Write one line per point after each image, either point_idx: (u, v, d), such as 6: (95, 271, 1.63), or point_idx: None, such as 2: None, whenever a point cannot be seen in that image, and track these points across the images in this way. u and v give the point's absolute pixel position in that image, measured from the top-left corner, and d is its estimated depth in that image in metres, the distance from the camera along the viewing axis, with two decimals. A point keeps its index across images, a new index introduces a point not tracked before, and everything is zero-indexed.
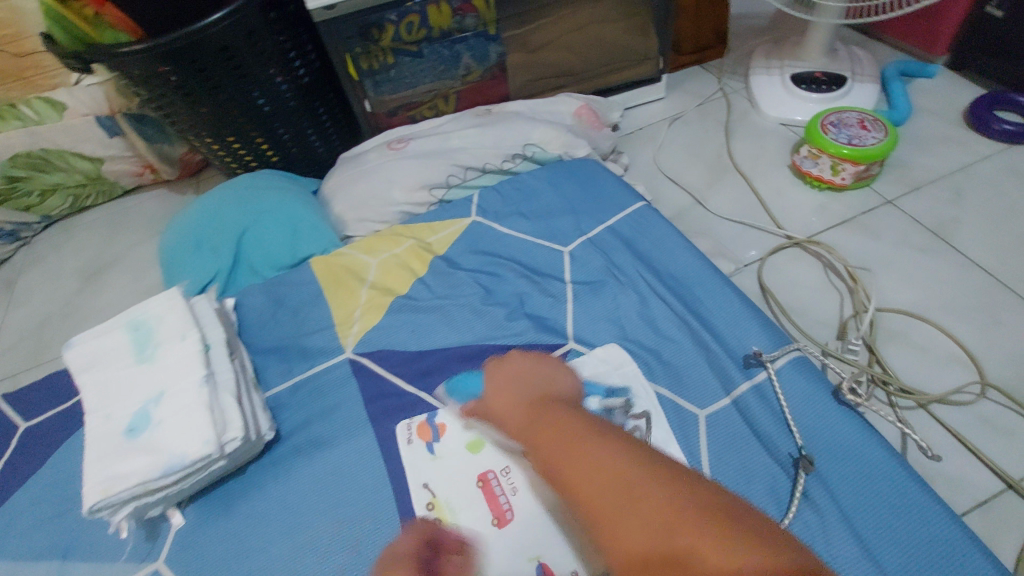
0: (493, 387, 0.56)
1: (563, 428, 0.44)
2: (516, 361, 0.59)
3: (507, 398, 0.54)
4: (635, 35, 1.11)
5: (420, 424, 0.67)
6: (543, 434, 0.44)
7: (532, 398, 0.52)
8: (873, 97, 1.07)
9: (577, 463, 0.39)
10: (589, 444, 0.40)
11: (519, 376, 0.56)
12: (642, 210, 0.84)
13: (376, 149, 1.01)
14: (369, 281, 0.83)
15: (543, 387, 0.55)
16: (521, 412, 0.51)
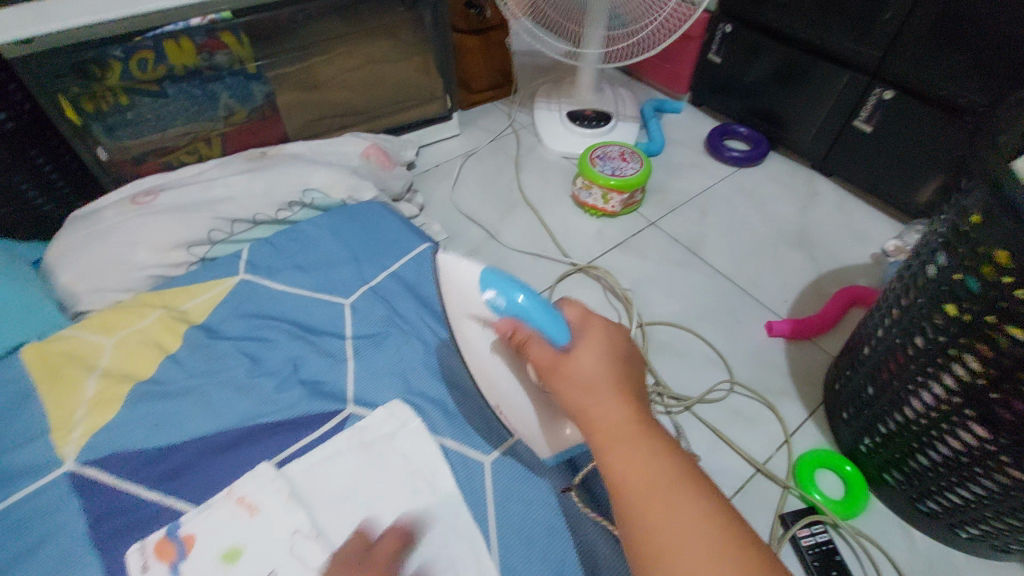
0: (581, 354, 0.45)
1: (663, 456, 0.41)
2: (612, 327, 0.48)
3: (598, 374, 0.44)
4: (419, 75, 1.11)
5: (158, 543, 0.54)
6: (633, 451, 0.41)
7: (625, 387, 0.44)
8: (634, 132, 1.21)
9: (678, 517, 0.38)
10: (688, 500, 0.38)
11: (614, 348, 0.46)
12: (426, 253, 0.82)
13: (116, 204, 0.86)
14: (101, 367, 0.68)
15: (634, 370, 0.47)
16: (584, 397, 0.44)
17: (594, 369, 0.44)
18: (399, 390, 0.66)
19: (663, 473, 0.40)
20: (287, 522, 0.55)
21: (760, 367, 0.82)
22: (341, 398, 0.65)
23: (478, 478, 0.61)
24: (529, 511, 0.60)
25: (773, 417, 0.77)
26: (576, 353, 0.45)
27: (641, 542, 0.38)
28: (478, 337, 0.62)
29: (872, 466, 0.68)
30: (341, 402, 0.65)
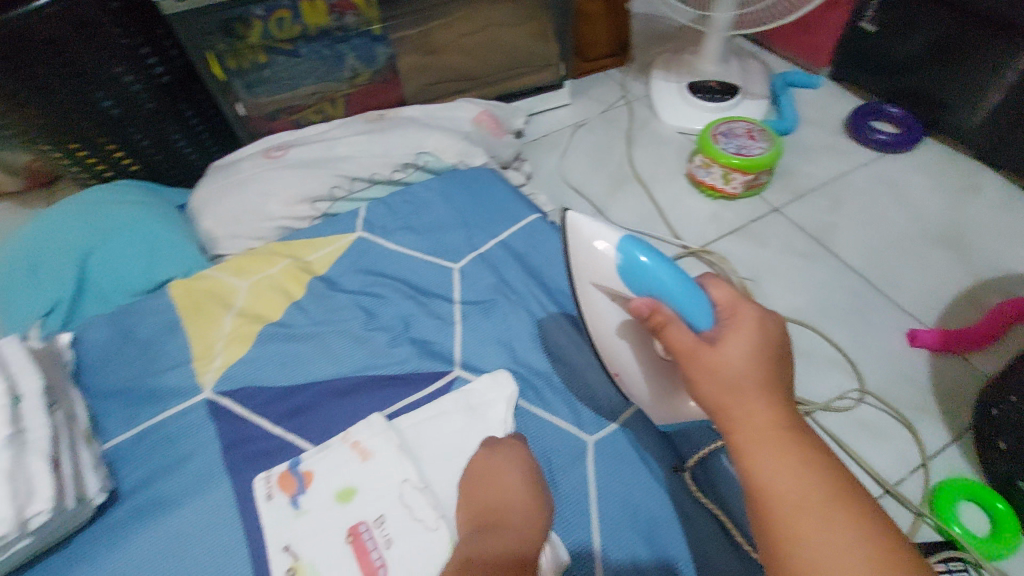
0: (732, 347, 0.42)
1: (813, 467, 0.38)
2: (767, 319, 0.44)
3: (745, 374, 0.41)
4: (535, 40, 1.08)
5: (282, 475, 0.58)
6: (780, 458, 0.39)
7: (777, 388, 0.41)
8: (762, 108, 1.11)
9: (827, 533, 0.36)
10: (838, 519, 0.36)
11: (769, 343, 0.42)
12: (536, 223, 0.80)
13: (251, 158, 0.92)
14: (236, 307, 0.74)
15: (788, 368, 0.43)
16: (727, 393, 0.41)
17: (743, 367, 0.41)
18: (504, 358, 0.67)
19: (810, 485, 0.38)
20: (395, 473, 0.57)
21: (895, 378, 0.74)
22: (449, 360, 0.67)
23: (581, 456, 0.60)
24: (633, 497, 0.58)
25: (907, 435, 0.69)
26: (724, 345, 0.42)
27: (779, 550, 0.37)
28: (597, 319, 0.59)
29: None
30: (448, 364, 0.66)
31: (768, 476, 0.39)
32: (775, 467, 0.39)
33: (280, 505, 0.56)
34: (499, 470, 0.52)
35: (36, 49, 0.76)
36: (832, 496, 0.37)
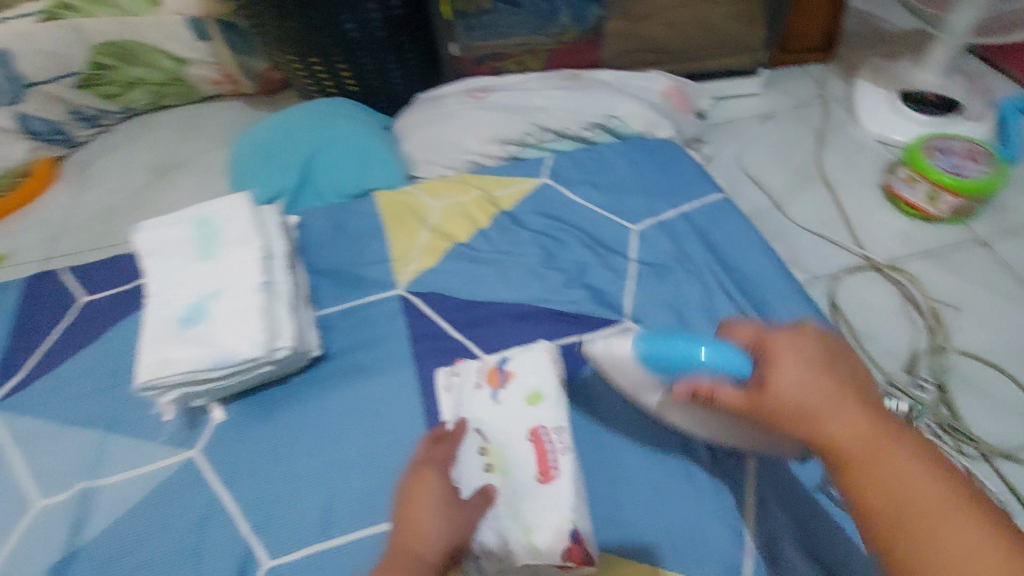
0: (783, 377, 0.42)
1: (912, 474, 0.38)
2: (803, 334, 0.44)
3: (815, 400, 0.41)
4: (743, 24, 1.06)
5: (489, 368, 0.64)
6: (879, 477, 0.39)
7: (850, 404, 0.41)
8: (985, 130, 0.99)
9: (950, 544, 0.35)
10: (963, 529, 0.36)
11: (821, 357, 0.43)
12: (721, 202, 0.80)
13: (455, 95, 1.00)
14: (430, 224, 0.82)
15: (847, 372, 0.43)
16: (802, 424, 0.41)
17: (807, 392, 0.41)
18: (673, 321, 0.68)
19: (918, 500, 0.37)
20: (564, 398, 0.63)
21: None
22: (619, 311, 0.70)
23: None
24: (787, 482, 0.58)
25: None
26: (776, 378, 0.42)
27: None
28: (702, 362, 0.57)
29: None
30: (619, 315, 0.69)
31: (877, 501, 0.38)
32: (880, 489, 0.38)
33: (473, 395, 0.63)
34: (419, 477, 0.53)
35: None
36: (941, 496, 0.37)
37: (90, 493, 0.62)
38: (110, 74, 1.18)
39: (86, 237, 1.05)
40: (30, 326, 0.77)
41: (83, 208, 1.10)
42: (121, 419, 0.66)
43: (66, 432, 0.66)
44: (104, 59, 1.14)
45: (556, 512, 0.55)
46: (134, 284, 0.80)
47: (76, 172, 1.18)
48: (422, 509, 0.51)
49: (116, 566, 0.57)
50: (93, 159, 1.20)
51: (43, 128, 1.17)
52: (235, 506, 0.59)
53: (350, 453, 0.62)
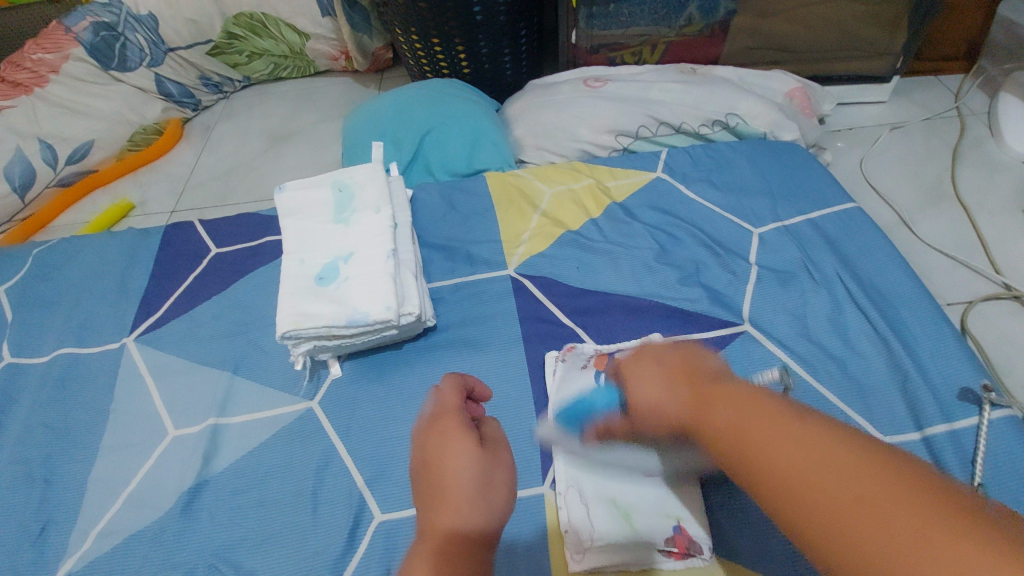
0: (632, 385, 0.41)
1: (743, 405, 0.33)
2: (645, 347, 0.44)
3: (657, 395, 0.39)
4: (882, 28, 0.99)
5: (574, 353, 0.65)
6: (723, 421, 0.33)
7: (682, 383, 0.38)
8: None
9: (790, 461, 0.29)
10: (805, 442, 0.29)
11: (659, 358, 0.41)
12: (851, 212, 0.76)
13: (571, 82, 0.99)
14: (542, 208, 0.83)
15: (686, 358, 0.40)
16: (658, 417, 0.39)
17: (645, 388, 0.40)
18: (795, 331, 0.66)
19: (756, 424, 0.32)
20: None
21: None
22: (737, 314, 0.68)
23: None
24: None
25: None
26: (629, 392, 0.41)
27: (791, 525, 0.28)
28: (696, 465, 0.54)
29: None
30: (736, 317, 0.67)
31: (732, 455, 0.32)
32: (723, 431, 0.33)
33: None
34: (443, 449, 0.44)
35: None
36: (792, 423, 0.31)
37: (216, 429, 0.66)
38: (240, 44, 1.25)
39: (208, 194, 1.12)
40: (167, 272, 0.83)
41: (206, 167, 1.18)
42: (247, 366, 0.71)
43: (197, 371, 0.71)
44: (237, 29, 1.22)
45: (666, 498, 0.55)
46: (260, 241, 0.85)
47: (200, 134, 1.26)
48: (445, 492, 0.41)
49: (242, 499, 0.61)
50: (215, 123, 1.29)
51: (175, 91, 1.26)
52: (350, 459, 0.62)
53: None
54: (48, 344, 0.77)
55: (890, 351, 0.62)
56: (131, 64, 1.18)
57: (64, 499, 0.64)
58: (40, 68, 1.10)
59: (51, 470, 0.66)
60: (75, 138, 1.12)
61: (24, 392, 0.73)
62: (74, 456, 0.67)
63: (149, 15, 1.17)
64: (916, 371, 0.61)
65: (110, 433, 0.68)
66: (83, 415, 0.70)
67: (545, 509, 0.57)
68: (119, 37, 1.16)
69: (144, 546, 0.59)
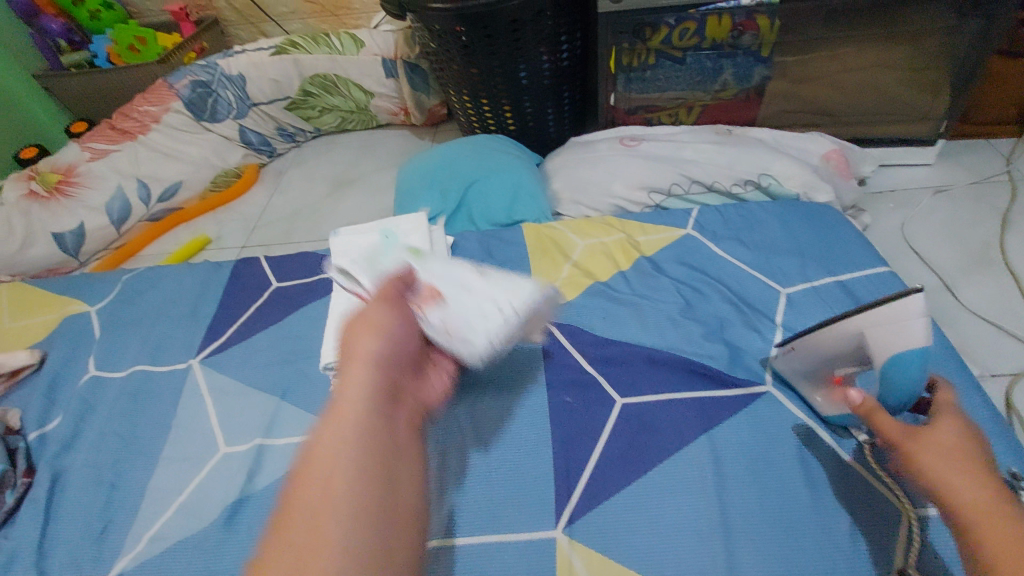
0: (944, 428, 0.48)
1: (1001, 509, 0.42)
2: (963, 425, 0.48)
3: (952, 447, 0.46)
4: (922, 92, 1.00)
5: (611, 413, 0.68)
6: (983, 506, 0.43)
7: (979, 464, 0.45)
8: None
9: (1006, 544, 0.40)
10: None
11: (965, 440, 0.47)
12: (883, 276, 0.76)
13: (607, 141, 1.06)
14: (572, 259, 0.87)
15: (980, 452, 0.47)
16: (937, 457, 0.46)
17: (946, 444, 0.47)
18: None
19: (1009, 526, 0.41)
20: (694, 450, 0.63)
21: None
22: (759, 372, 0.68)
23: (891, 524, 0.56)
24: None
25: None
26: (935, 431, 0.48)
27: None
28: (816, 351, 0.59)
29: None
30: (758, 375, 0.68)
31: (968, 516, 0.43)
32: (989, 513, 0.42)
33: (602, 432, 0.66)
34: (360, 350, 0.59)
35: (487, 26, 0.96)
36: None
37: (262, 448, 0.72)
38: (314, 100, 1.40)
39: (274, 232, 1.24)
40: (232, 302, 0.93)
41: (275, 208, 1.31)
42: (294, 392, 0.77)
43: (249, 393, 0.79)
44: (312, 87, 1.38)
45: (455, 301, 0.72)
46: (316, 278, 0.93)
47: (272, 177, 1.41)
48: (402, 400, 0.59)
49: None
50: (285, 168, 1.43)
51: (255, 139, 1.41)
52: None
53: (482, 460, 0.66)
54: (126, 361, 0.87)
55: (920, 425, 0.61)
56: (220, 116, 1.35)
57: (126, 502, 0.71)
58: (144, 118, 1.29)
59: (118, 475, 0.74)
60: (167, 178, 1.28)
61: (101, 403, 0.82)
62: (139, 463, 0.75)
63: (239, 75, 1.34)
64: None
65: (169, 445, 0.76)
66: (149, 427, 0.78)
67: (555, 553, 0.58)
68: (212, 93, 1.32)
69: (188, 552, 0.65)
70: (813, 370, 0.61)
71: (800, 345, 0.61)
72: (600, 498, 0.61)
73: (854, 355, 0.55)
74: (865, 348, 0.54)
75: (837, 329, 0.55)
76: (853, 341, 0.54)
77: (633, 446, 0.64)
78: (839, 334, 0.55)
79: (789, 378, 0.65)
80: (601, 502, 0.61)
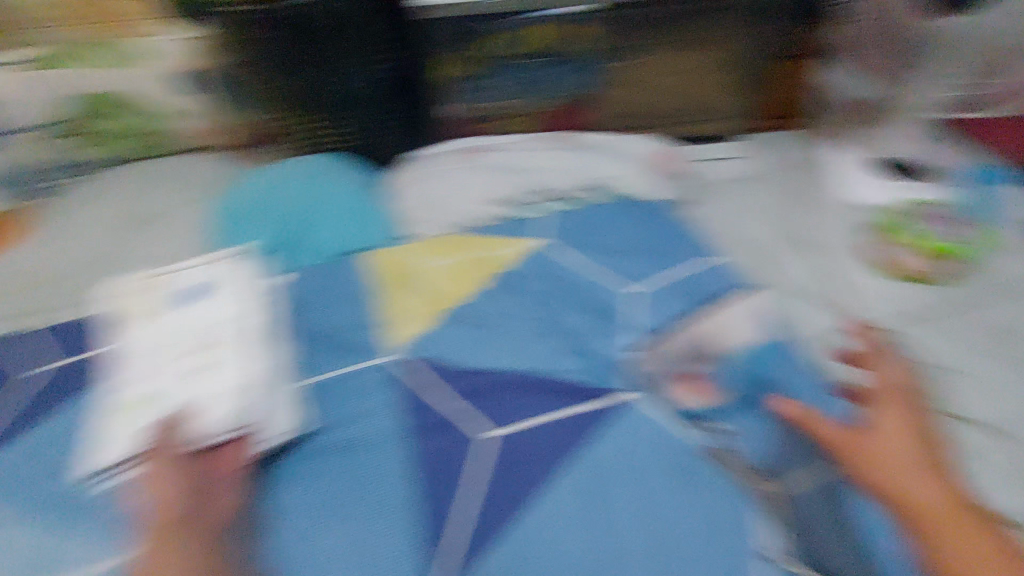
0: (885, 433, 0.60)
1: (924, 488, 0.56)
2: (886, 419, 0.62)
3: (893, 439, 0.60)
4: (722, 92, 1.11)
5: (480, 447, 0.65)
6: (919, 479, 0.57)
7: (933, 468, 0.58)
8: (960, 188, 0.92)
9: (923, 506, 0.55)
10: (963, 521, 0.54)
11: (904, 432, 0.60)
12: (714, 268, 0.82)
13: (450, 157, 1.02)
14: (426, 287, 0.82)
15: (920, 428, 0.62)
16: (894, 462, 0.58)
17: (891, 447, 0.59)
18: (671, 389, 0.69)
19: (936, 497, 0.56)
20: (566, 473, 0.63)
21: None
22: (617, 377, 0.70)
23: (742, 503, 0.60)
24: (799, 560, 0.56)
25: None
26: (880, 432, 0.60)
27: (920, 527, 0.54)
28: (674, 354, 0.71)
29: None
30: (617, 382, 0.70)
31: (915, 506, 0.55)
32: (929, 500, 0.55)
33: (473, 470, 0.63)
34: (163, 501, 0.57)
35: (315, 37, 0.90)
36: (948, 499, 0.56)
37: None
38: (105, 121, 1.10)
39: (33, 295, 0.90)
40: (18, 394, 0.75)
41: (38, 261, 0.96)
42: (102, 499, 0.63)
43: (45, 509, 0.64)
44: (103, 105, 1.08)
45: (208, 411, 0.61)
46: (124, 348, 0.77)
47: (34, 219, 1.04)
48: (231, 501, 0.59)
49: None
50: (59, 205, 1.06)
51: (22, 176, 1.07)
52: None
53: (345, 530, 0.60)
54: None
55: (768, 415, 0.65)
56: None
57: None
58: None
59: None
60: None
61: None
62: None
63: None
64: (788, 418, 0.64)
65: None
66: None
67: None
68: None
69: None
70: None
71: (674, 349, 0.71)
72: (479, 540, 0.59)
73: (694, 355, 0.70)
74: (705, 348, 0.71)
75: (686, 333, 0.73)
76: (694, 342, 0.71)
77: (505, 477, 0.63)
78: (687, 338, 0.72)
79: (644, 380, 0.68)
80: (480, 543, 0.58)
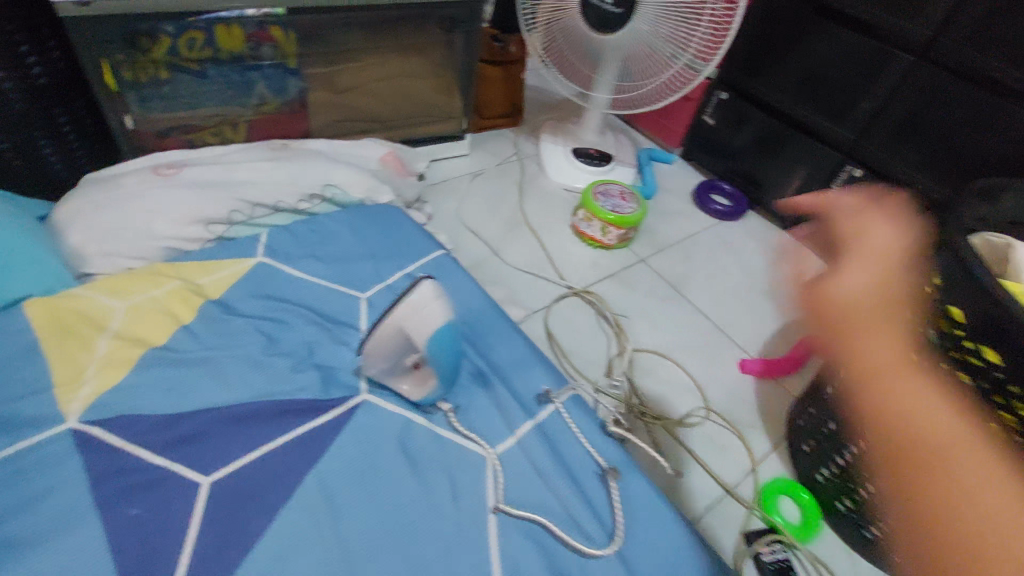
0: (852, 280, 0.46)
1: (901, 383, 0.42)
2: (857, 275, 0.46)
3: (859, 287, 0.45)
4: (442, 95, 1.17)
5: (196, 500, 0.56)
6: (880, 338, 0.44)
7: (898, 330, 0.45)
8: (630, 174, 1.28)
9: (908, 407, 0.41)
10: (932, 398, 0.41)
11: (883, 291, 0.46)
12: (440, 259, 0.87)
13: (137, 173, 0.85)
14: (112, 330, 0.68)
15: (888, 277, 0.46)
16: (855, 321, 0.45)
17: (861, 287, 0.45)
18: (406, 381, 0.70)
19: (899, 356, 0.43)
20: (304, 497, 0.58)
21: (734, 403, 0.89)
22: (352, 383, 0.69)
23: (481, 471, 0.64)
24: (531, 504, 0.62)
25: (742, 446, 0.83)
26: (847, 282, 0.46)
27: (878, 423, 0.42)
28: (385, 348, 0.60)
29: (826, 495, 0.73)
30: (352, 388, 0.68)
31: (888, 380, 0.42)
32: (911, 404, 0.41)
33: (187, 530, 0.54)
34: None
35: None
36: (940, 401, 0.41)
37: None
38: None
39: None
40: None
41: None
42: None
43: None
44: None
45: None
46: None
47: None
48: None
49: None
50: None
51: None
52: None
53: None
54: None
55: (487, 384, 0.72)
56: None
57: None
58: None
59: None
60: None
61: None
62: None
63: None
64: (504, 384, 0.73)
65: None
66: None
67: None
68: None
69: None
70: (393, 367, 0.64)
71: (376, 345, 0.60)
72: None
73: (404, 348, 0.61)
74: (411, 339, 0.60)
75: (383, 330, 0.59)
76: (397, 334, 0.59)
77: (230, 526, 0.55)
78: (387, 334, 0.59)
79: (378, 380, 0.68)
80: None
